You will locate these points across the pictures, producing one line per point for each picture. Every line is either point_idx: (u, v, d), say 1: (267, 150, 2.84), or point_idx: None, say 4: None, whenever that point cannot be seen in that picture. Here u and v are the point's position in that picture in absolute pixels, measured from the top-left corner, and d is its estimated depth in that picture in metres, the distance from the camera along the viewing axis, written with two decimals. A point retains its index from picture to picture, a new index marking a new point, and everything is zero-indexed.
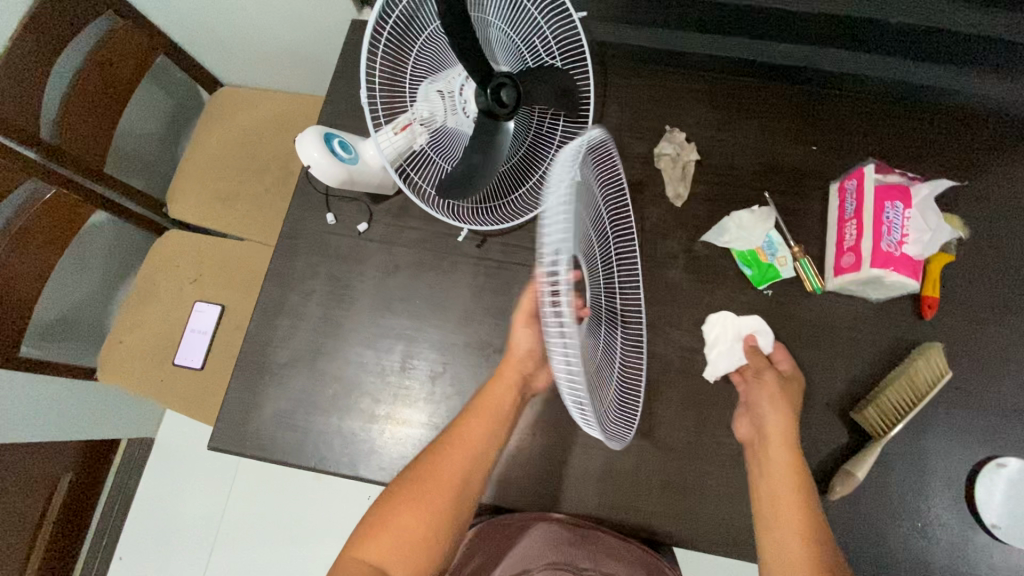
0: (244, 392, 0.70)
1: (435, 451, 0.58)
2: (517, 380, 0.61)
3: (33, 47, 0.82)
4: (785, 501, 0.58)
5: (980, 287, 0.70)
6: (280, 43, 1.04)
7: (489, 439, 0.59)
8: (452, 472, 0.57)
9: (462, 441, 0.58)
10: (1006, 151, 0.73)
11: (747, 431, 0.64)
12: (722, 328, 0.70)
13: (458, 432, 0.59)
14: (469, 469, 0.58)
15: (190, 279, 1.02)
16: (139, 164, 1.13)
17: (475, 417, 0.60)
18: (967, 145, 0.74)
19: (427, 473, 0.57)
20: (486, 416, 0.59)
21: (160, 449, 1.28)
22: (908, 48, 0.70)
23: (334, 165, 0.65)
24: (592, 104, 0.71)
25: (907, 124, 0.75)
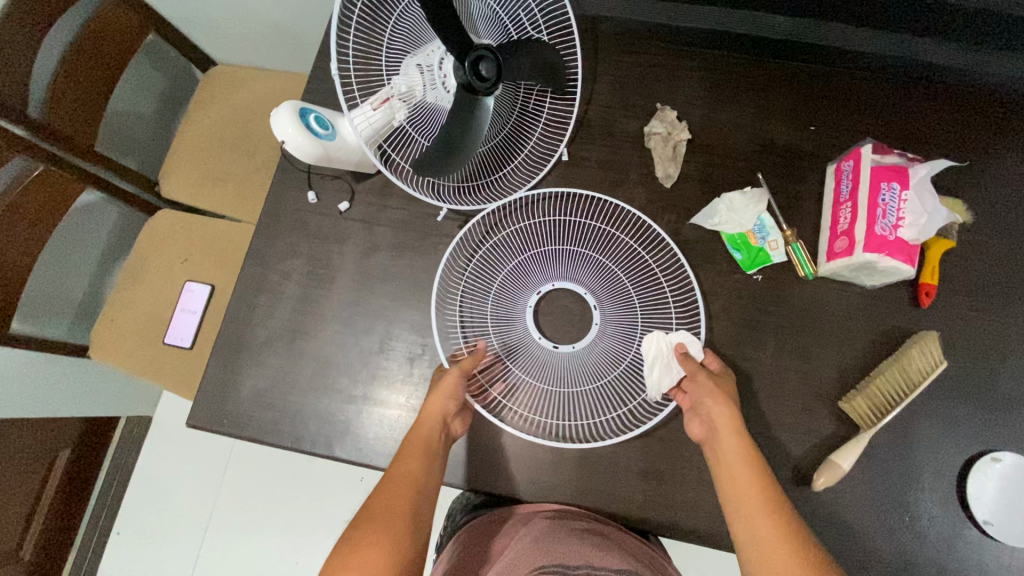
0: (223, 370, 0.70)
1: (383, 485, 0.56)
2: (437, 423, 0.61)
3: (19, 23, 0.81)
4: (741, 475, 0.54)
5: (982, 274, 0.66)
6: (270, 20, 1.03)
7: (430, 468, 0.58)
8: (406, 506, 0.54)
9: (403, 473, 0.56)
10: (1015, 134, 0.70)
11: (700, 429, 0.60)
12: (650, 343, 0.63)
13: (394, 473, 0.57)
14: (414, 499, 0.55)
15: (181, 259, 1.02)
16: (132, 144, 1.13)
17: (405, 455, 0.58)
18: (973, 128, 0.70)
19: (383, 506, 0.54)
20: (419, 449, 0.59)
21: (158, 427, 1.30)
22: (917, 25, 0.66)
23: (308, 140, 0.63)
24: (579, 81, 0.69)
25: (911, 105, 0.71)
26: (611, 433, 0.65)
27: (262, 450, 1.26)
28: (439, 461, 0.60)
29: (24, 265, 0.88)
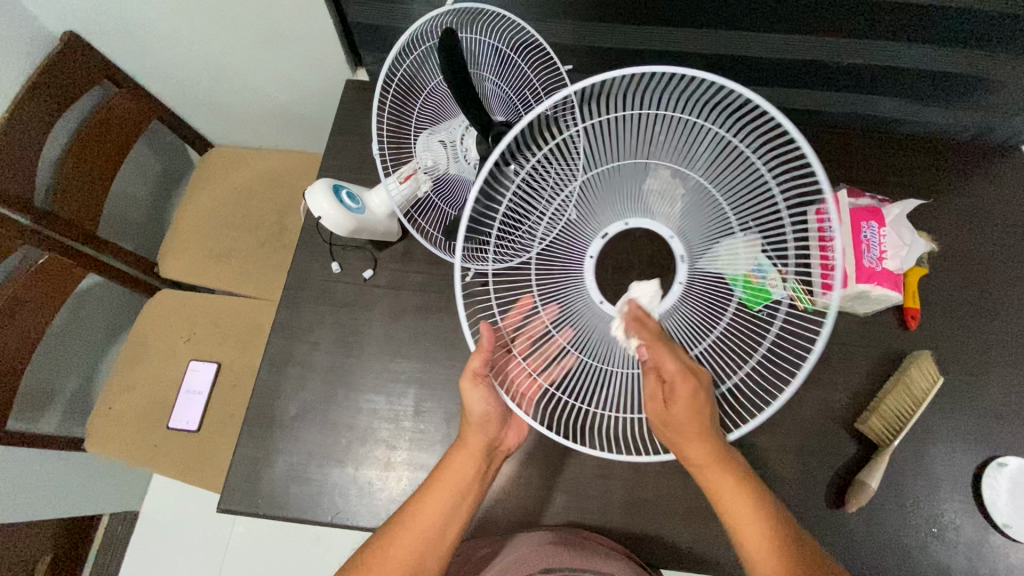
0: (256, 446, 0.70)
1: (384, 536, 0.55)
2: (482, 448, 0.58)
3: (33, 116, 0.83)
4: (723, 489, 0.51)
5: (961, 295, 0.74)
6: (271, 104, 1.06)
7: (454, 514, 0.56)
8: (402, 562, 0.53)
9: (414, 523, 0.55)
10: (973, 173, 0.79)
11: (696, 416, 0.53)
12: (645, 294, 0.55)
13: (415, 511, 0.55)
14: (428, 550, 0.54)
15: (183, 338, 1.01)
16: (129, 227, 1.13)
17: (431, 495, 0.56)
18: (935, 169, 0.79)
19: (371, 561, 0.54)
20: (443, 490, 0.56)
21: (144, 522, 1.19)
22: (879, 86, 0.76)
23: (342, 215, 0.67)
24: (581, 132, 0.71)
25: (882, 152, 0.80)
26: (652, 475, 0.67)
27: (266, 532, 1.19)
28: (470, 498, 0.57)
29: (22, 357, 0.86)
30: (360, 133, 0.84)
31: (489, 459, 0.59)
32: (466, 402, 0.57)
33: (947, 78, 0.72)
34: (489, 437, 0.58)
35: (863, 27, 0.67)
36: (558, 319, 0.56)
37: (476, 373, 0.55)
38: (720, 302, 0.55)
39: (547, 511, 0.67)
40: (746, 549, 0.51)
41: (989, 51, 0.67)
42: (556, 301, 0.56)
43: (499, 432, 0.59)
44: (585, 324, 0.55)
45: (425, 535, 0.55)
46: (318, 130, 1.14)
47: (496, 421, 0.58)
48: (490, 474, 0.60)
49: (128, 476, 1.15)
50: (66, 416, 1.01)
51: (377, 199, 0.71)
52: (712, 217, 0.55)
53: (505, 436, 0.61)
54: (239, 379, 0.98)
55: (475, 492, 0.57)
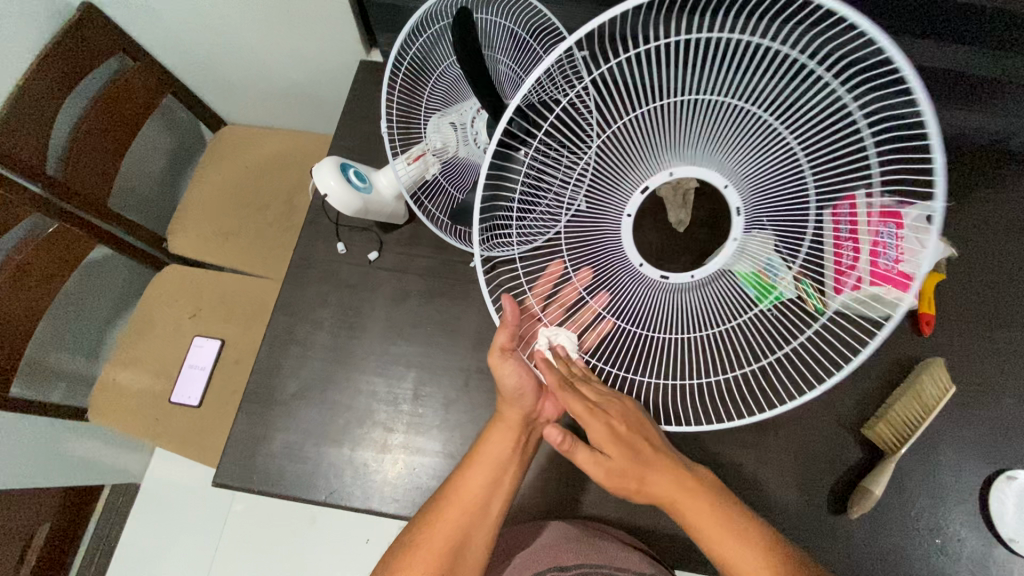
0: (255, 423, 0.70)
1: (429, 512, 0.55)
2: (522, 420, 0.58)
3: (47, 84, 0.83)
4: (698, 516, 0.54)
5: (979, 302, 0.72)
6: (283, 83, 1.06)
7: (496, 489, 0.57)
8: (451, 536, 0.54)
9: (458, 496, 0.55)
10: (1003, 178, 0.75)
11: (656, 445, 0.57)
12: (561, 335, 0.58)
13: (456, 485, 0.56)
14: (476, 521, 0.55)
15: (189, 315, 1.01)
16: (139, 201, 1.13)
17: (472, 468, 0.57)
18: (964, 173, 0.75)
19: (419, 537, 0.54)
20: (484, 464, 0.57)
21: (144, 494, 1.21)
22: None
23: (349, 194, 0.66)
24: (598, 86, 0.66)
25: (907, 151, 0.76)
26: None
27: (264, 511, 1.19)
28: (511, 472, 0.58)
29: (30, 324, 0.87)
30: (371, 114, 0.83)
31: (528, 432, 0.60)
32: (498, 377, 0.57)
33: (963, 78, 0.70)
34: (526, 411, 0.58)
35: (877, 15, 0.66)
36: (592, 284, 0.57)
37: (504, 349, 0.55)
38: (742, 302, 0.57)
39: (543, 500, 0.67)
40: (718, 553, 0.53)
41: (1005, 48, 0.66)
42: (590, 267, 0.55)
43: (536, 404, 0.59)
44: (623, 285, 0.56)
45: (468, 510, 0.55)
46: (330, 111, 1.13)
47: (532, 396, 0.58)
48: (528, 448, 0.60)
49: (129, 449, 1.17)
50: (71, 386, 1.02)
51: (384, 179, 0.70)
52: (771, 168, 0.49)
53: (545, 407, 0.61)
54: (242, 357, 0.99)
55: (515, 467, 0.58)
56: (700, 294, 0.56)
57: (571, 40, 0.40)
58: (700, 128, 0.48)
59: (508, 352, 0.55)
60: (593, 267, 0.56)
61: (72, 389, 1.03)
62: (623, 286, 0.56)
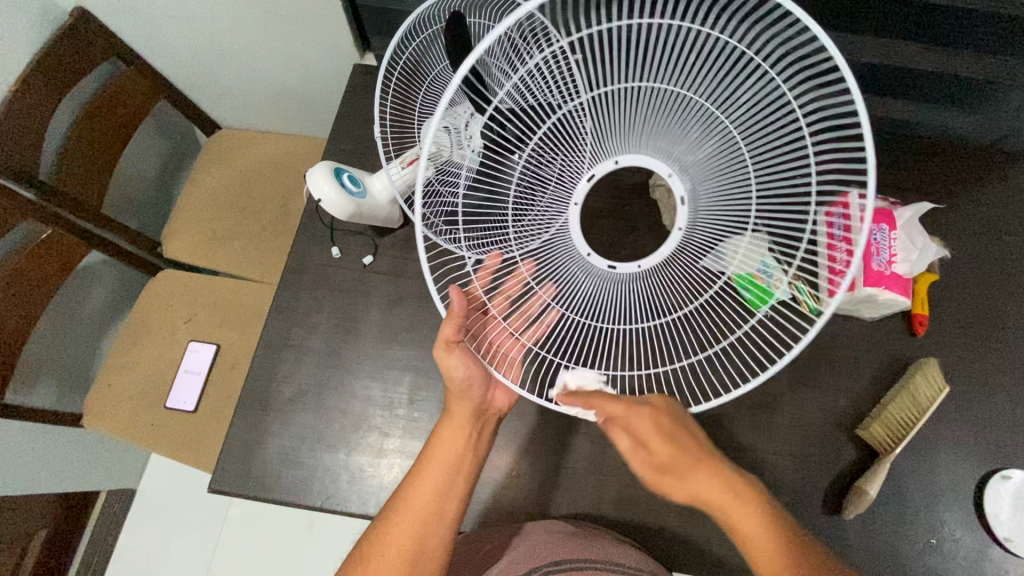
0: (250, 428, 0.70)
1: (387, 514, 0.54)
2: (470, 416, 0.58)
3: (38, 89, 0.82)
4: (746, 529, 0.48)
5: (973, 302, 0.72)
6: (280, 86, 1.05)
7: (451, 485, 0.55)
8: (406, 543, 0.52)
9: (411, 498, 0.54)
10: (994, 178, 0.75)
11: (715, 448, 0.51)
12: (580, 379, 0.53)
13: (409, 489, 0.54)
14: (433, 523, 0.53)
15: (184, 319, 1.01)
16: (133, 205, 1.13)
17: (423, 469, 0.55)
18: (958, 176, 0.75)
19: (376, 544, 0.52)
20: (438, 464, 0.55)
21: (140, 499, 1.21)
22: (895, 87, 0.74)
23: (344, 198, 0.66)
24: None
25: (903, 156, 0.75)
26: (647, 474, 0.66)
27: (261, 514, 1.19)
28: (462, 474, 0.56)
29: (23, 331, 0.86)
30: (365, 117, 0.83)
31: (478, 427, 0.59)
32: (445, 370, 0.56)
33: (950, 80, 0.71)
34: (475, 403, 0.58)
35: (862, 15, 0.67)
36: (538, 273, 0.55)
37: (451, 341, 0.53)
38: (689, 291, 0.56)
39: (537, 501, 0.67)
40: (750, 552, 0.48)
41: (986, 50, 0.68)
42: (534, 258, 0.55)
43: (484, 395, 0.59)
44: (571, 276, 0.56)
45: (424, 512, 0.53)
46: (325, 114, 1.12)
47: (478, 386, 0.57)
48: (479, 447, 0.59)
49: (124, 455, 1.16)
50: (64, 391, 1.02)
51: (378, 184, 0.70)
52: (720, 156, 0.51)
53: (495, 397, 0.60)
54: (238, 361, 0.98)
55: (468, 465, 0.57)
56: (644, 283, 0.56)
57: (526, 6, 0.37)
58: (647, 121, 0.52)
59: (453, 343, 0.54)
60: (536, 256, 0.55)
61: (67, 395, 1.03)
62: (569, 275, 0.56)
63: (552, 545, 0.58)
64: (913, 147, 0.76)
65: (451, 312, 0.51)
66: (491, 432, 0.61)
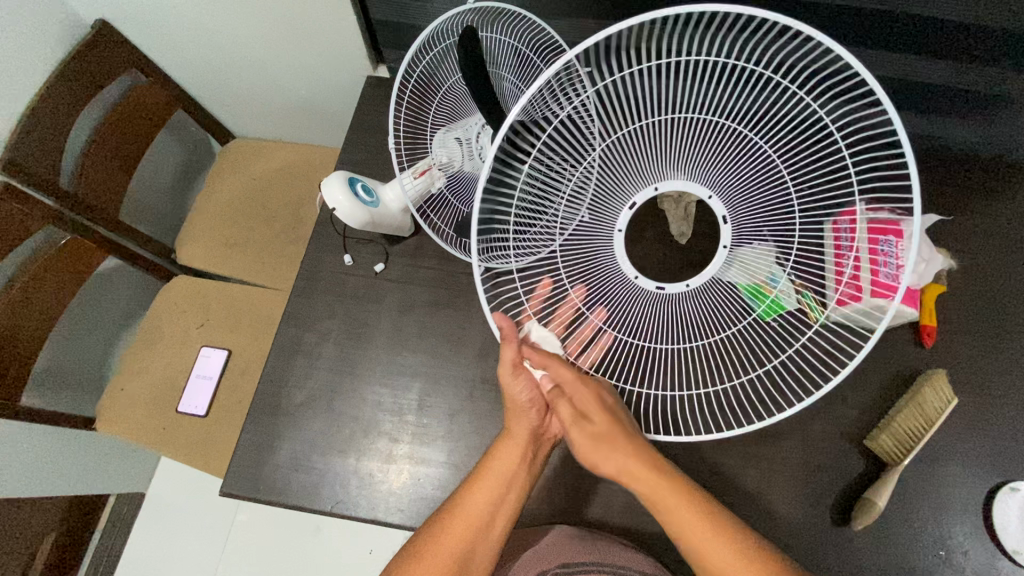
0: (262, 433, 0.71)
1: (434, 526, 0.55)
2: (528, 438, 0.58)
3: (60, 100, 0.85)
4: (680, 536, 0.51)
5: (980, 314, 0.72)
6: (293, 96, 1.07)
7: (501, 505, 0.56)
8: (454, 556, 0.53)
9: (462, 513, 0.55)
10: (1001, 190, 0.76)
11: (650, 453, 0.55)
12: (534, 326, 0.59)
13: (460, 502, 0.55)
14: (480, 537, 0.54)
15: (197, 325, 1.02)
16: (149, 213, 1.15)
17: (477, 486, 0.56)
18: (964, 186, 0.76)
19: (420, 553, 0.54)
20: (492, 481, 0.56)
21: (150, 503, 1.22)
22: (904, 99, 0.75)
23: (357, 208, 0.67)
24: None
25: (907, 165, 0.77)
26: None
27: (268, 519, 1.19)
28: (517, 491, 0.57)
29: (40, 335, 0.88)
30: (378, 128, 0.85)
31: (535, 447, 0.59)
32: (510, 393, 0.59)
33: (961, 92, 0.71)
34: (532, 426, 0.59)
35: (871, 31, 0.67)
36: (589, 299, 0.57)
37: (514, 365, 0.57)
38: (737, 310, 0.57)
39: (546, 508, 0.67)
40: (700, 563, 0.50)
41: (1002, 66, 0.67)
42: (584, 282, 0.57)
43: (543, 419, 0.60)
44: (622, 300, 0.57)
45: (472, 527, 0.54)
46: (337, 124, 1.14)
47: (538, 409, 0.59)
48: (534, 467, 0.59)
49: (135, 459, 1.17)
50: (78, 394, 1.04)
51: (392, 194, 0.71)
52: (757, 179, 0.52)
53: (551, 423, 0.61)
54: (249, 366, 1.00)
55: (521, 482, 0.57)
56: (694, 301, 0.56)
57: (573, 53, 0.42)
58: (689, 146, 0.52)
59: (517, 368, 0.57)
60: (587, 281, 0.57)
61: (80, 398, 1.04)
62: (621, 298, 0.57)
63: (559, 552, 0.58)
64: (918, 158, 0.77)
65: (504, 337, 0.56)
66: (545, 456, 0.62)
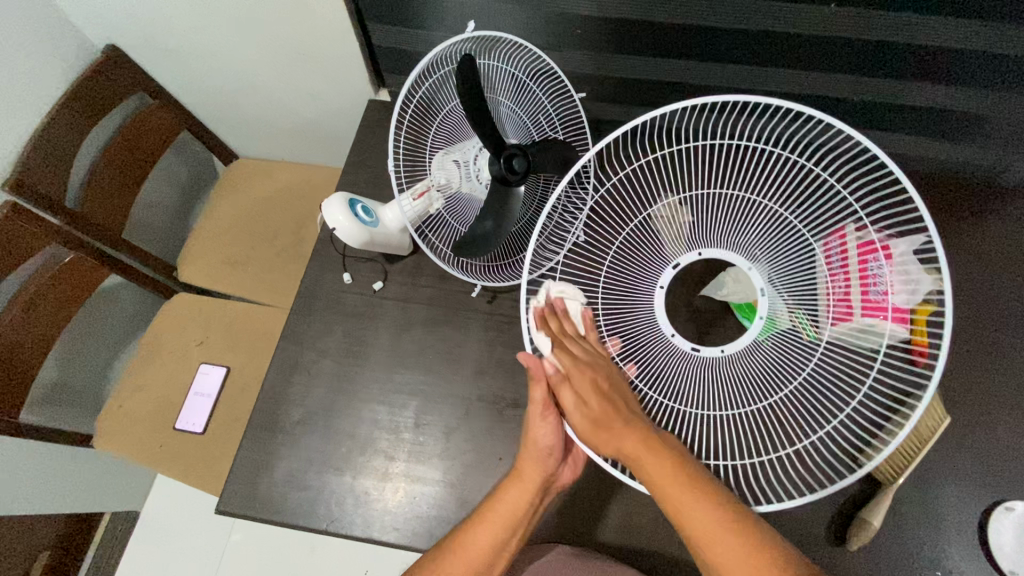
0: (258, 450, 0.71)
1: (434, 563, 0.54)
2: (539, 484, 0.56)
3: (68, 122, 0.87)
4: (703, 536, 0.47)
5: (968, 332, 0.73)
6: (297, 119, 1.10)
7: (503, 546, 0.55)
8: None
9: (462, 552, 0.54)
10: (986, 212, 0.77)
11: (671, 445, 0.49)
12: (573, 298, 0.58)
13: (461, 540, 0.55)
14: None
15: (197, 341, 1.03)
16: (152, 231, 1.17)
17: (479, 526, 0.55)
18: (949, 204, 0.78)
19: None
20: (493, 523, 0.55)
21: (143, 522, 1.21)
22: (892, 122, 0.76)
23: (357, 229, 0.69)
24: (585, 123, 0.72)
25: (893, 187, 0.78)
26: (650, 502, 0.66)
27: (263, 539, 1.18)
28: (519, 534, 0.56)
29: (40, 352, 0.89)
30: (378, 150, 0.87)
31: (543, 493, 0.58)
32: (530, 434, 0.57)
33: (948, 114, 0.72)
34: (545, 473, 0.57)
35: (854, 61, 0.67)
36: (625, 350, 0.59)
37: (545, 406, 0.55)
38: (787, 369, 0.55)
39: (541, 528, 0.67)
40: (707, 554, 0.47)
41: (987, 89, 0.67)
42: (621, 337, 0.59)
43: (555, 467, 0.58)
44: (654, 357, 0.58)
45: (472, 567, 0.54)
46: (338, 145, 1.17)
47: (555, 457, 0.57)
48: (537, 510, 0.58)
49: (130, 477, 1.17)
50: (77, 411, 1.04)
51: (391, 213, 0.73)
52: (786, 244, 0.57)
53: (561, 472, 0.60)
54: (246, 384, 1.00)
55: (524, 527, 0.56)
56: (732, 367, 0.56)
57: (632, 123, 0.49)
58: (720, 219, 0.59)
59: (548, 410, 0.56)
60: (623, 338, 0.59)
61: (79, 414, 1.04)
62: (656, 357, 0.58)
63: None
64: (904, 180, 0.79)
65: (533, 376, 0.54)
66: (546, 502, 0.60)
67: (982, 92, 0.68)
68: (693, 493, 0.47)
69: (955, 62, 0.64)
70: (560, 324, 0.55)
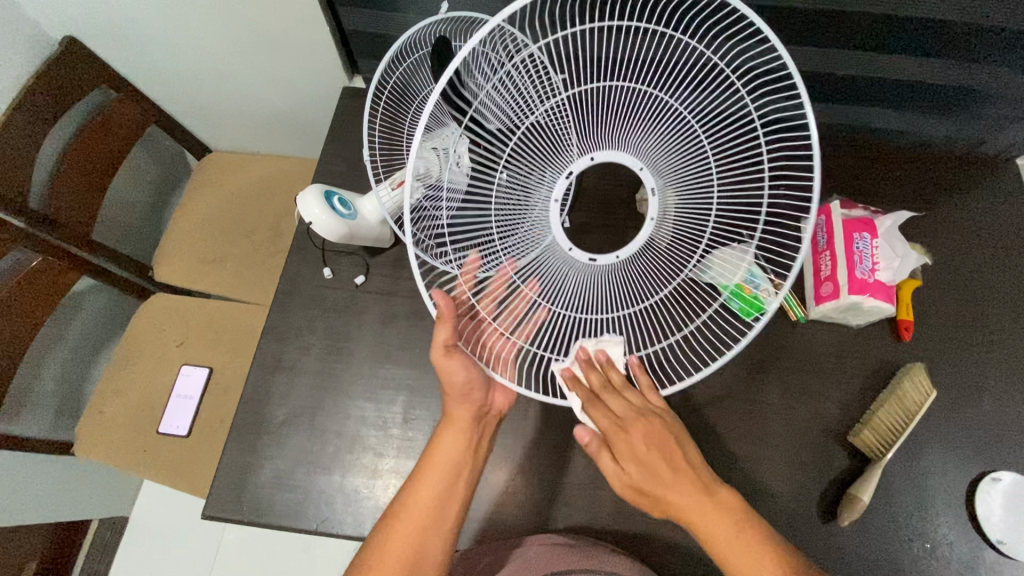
0: (243, 453, 0.69)
1: (388, 522, 0.53)
2: (470, 418, 0.57)
3: (27, 119, 0.83)
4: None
5: (954, 306, 0.73)
6: (270, 109, 1.06)
7: (451, 493, 0.55)
8: (409, 548, 0.51)
9: (414, 503, 0.53)
10: (967, 187, 0.77)
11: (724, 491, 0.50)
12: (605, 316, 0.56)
13: (411, 494, 0.54)
14: (432, 530, 0.53)
15: (176, 342, 1.01)
16: (124, 230, 1.13)
17: (424, 476, 0.54)
18: (932, 179, 0.77)
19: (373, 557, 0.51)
20: (439, 469, 0.55)
21: (133, 526, 1.19)
22: (876, 97, 0.75)
23: (334, 221, 0.66)
24: None
25: (877, 162, 0.78)
26: None
27: (256, 537, 1.18)
28: (463, 477, 0.56)
29: (11, 360, 0.85)
30: (354, 140, 0.84)
31: (480, 428, 0.59)
32: (443, 373, 0.55)
33: (937, 87, 0.71)
34: (476, 406, 0.58)
35: (838, 34, 0.66)
36: (521, 270, 0.56)
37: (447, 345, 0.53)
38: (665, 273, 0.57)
39: (535, 518, 0.66)
40: None
41: (972, 61, 0.66)
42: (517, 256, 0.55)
43: (484, 397, 0.58)
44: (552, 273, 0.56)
45: (425, 520, 0.53)
46: (314, 135, 1.14)
47: (478, 390, 0.57)
48: (480, 449, 0.59)
49: (116, 482, 1.15)
50: (56, 418, 1.02)
51: (369, 205, 0.71)
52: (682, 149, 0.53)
53: (494, 399, 0.60)
54: (230, 383, 0.98)
55: (470, 469, 0.57)
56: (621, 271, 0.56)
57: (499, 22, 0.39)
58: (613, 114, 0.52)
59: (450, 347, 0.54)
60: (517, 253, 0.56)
61: (56, 423, 1.01)
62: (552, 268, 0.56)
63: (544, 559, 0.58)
64: (888, 155, 0.78)
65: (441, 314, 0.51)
66: (490, 436, 0.61)
67: (966, 65, 0.67)
68: (751, 542, 0.48)
69: (940, 33, 0.63)
70: (601, 375, 0.53)
